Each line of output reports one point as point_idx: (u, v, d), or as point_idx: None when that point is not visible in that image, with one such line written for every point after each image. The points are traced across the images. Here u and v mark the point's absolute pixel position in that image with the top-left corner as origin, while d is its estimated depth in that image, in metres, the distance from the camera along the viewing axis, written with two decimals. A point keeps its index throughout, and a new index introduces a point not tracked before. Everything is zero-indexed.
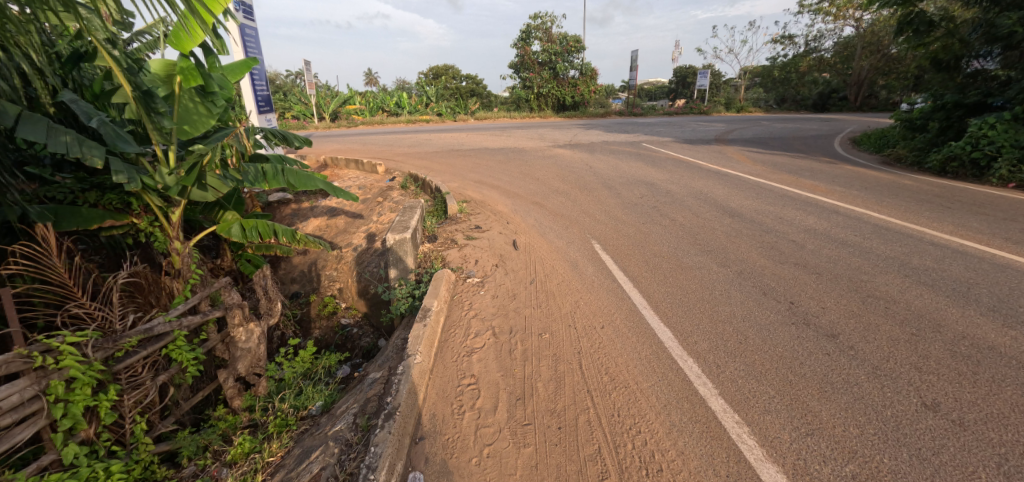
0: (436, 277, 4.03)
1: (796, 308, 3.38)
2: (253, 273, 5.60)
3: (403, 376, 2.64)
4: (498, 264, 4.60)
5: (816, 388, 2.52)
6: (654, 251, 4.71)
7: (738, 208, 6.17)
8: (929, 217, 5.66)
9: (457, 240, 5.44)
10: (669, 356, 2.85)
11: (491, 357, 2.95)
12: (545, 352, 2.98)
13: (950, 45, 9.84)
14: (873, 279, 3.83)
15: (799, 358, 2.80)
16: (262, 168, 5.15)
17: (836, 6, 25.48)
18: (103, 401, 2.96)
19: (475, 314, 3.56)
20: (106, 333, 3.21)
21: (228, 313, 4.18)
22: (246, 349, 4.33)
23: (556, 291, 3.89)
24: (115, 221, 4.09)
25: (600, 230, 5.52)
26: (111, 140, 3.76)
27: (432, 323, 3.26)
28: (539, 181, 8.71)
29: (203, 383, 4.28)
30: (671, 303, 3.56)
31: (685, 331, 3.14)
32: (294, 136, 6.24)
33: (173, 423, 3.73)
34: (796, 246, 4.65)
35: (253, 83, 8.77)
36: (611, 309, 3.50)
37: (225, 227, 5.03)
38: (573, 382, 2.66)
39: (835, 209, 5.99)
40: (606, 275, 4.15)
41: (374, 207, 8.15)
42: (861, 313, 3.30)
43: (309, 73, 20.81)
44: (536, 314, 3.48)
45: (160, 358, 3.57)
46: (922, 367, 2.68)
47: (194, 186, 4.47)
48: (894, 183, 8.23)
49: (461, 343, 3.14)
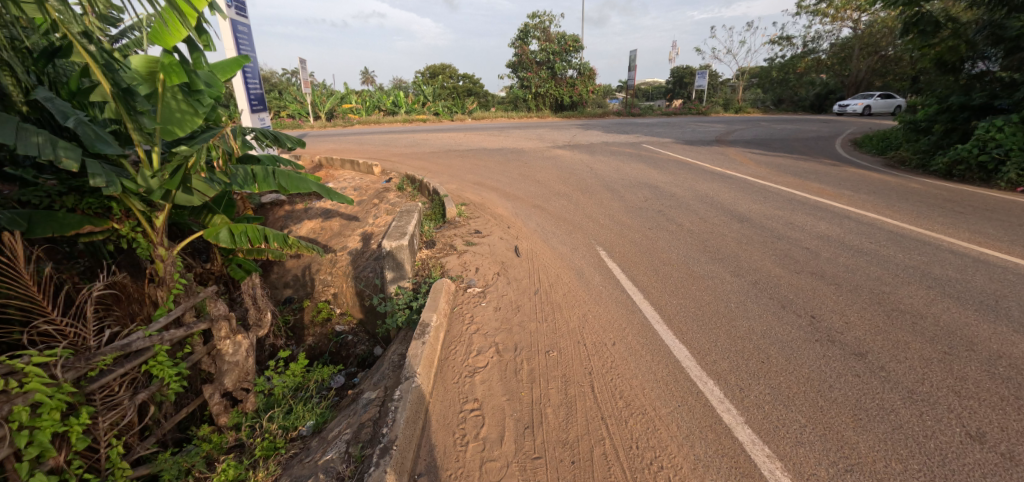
0: (435, 287, 3.79)
1: (818, 323, 3.18)
2: (243, 279, 5.37)
3: (400, 404, 2.41)
4: (500, 272, 4.39)
5: (850, 415, 2.32)
6: (662, 258, 4.51)
7: (746, 213, 5.98)
8: (943, 223, 5.49)
9: (456, 245, 5.22)
10: (688, 378, 2.64)
11: (495, 378, 2.73)
12: (553, 372, 2.76)
13: (956, 47, 9.58)
14: (896, 291, 3.63)
15: (828, 380, 2.59)
16: (252, 170, 4.89)
17: (835, 7, 25.33)
18: (74, 425, 2.73)
19: (477, 328, 3.34)
20: (78, 351, 2.99)
21: (213, 325, 3.94)
22: (233, 363, 4.09)
23: (563, 303, 3.67)
24: (95, 227, 3.85)
25: (605, 236, 5.32)
26: (89, 141, 3.52)
27: (431, 340, 3.03)
28: (539, 183, 8.49)
29: (188, 399, 4.03)
30: (684, 317, 3.35)
31: (702, 349, 2.93)
32: (286, 137, 6.00)
33: (154, 444, 3.50)
34: (811, 254, 4.46)
35: (245, 81, 8.52)
36: (621, 323, 3.28)
37: (212, 233, 4.72)
38: (586, 408, 2.45)
39: (846, 214, 5.81)
40: (614, 285, 3.94)
41: (370, 209, 7.90)
42: (887, 329, 3.09)
43: (304, 71, 20.51)
44: (542, 329, 3.26)
45: (140, 375, 3.35)
46: (961, 390, 2.48)
47: (179, 190, 4.22)
48: (900, 187, 8.08)
49: (462, 363, 2.92)
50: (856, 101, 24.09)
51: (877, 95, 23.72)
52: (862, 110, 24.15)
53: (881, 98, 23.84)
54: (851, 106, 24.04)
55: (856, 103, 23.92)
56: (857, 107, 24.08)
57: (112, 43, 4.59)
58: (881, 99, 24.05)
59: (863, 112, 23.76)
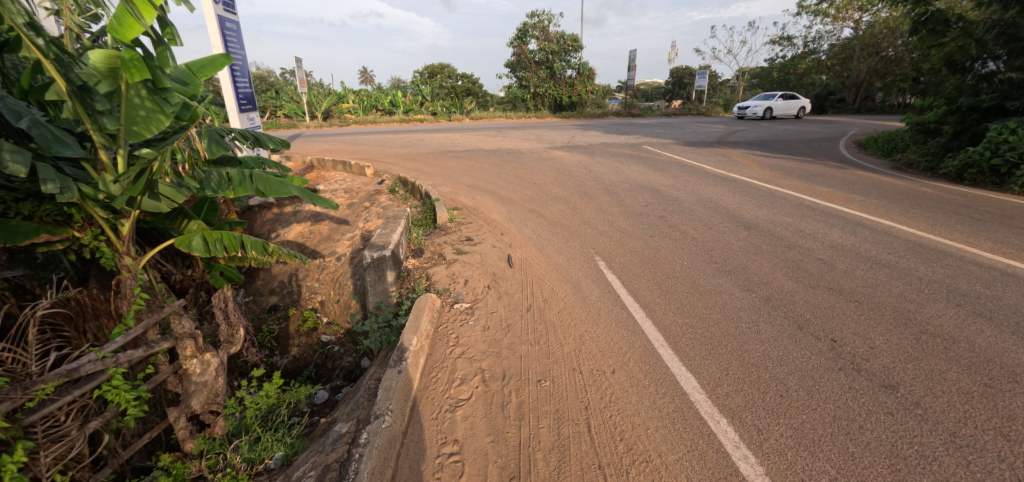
0: (417, 305, 3.46)
1: (840, 349, 2.89)
2: (224, 288, 5.08)
3: (365, 450, 2.08)
4: (490, 286, 4.06)
5: (888, 466, 2.01)
6: (666, 270, 4.19)
7: (753, 219, 5.68)
8: (962, 231, 5.20)
9: (446, 254, 4.89)
10: (697, 415, 2.34)
11: (479, 415, 2.42)
12: (544, 407, 2.45)
13: (966, 46, 9.29)
14: (922, 310, 3.34)
15: (857, 420, 2.31)
16: (227, 173, 4.53)
17: (836, 6, 24.95)
18: (7, 464, 2.39)
19: (462, 352, 3.02)
20: (16, 380, 2.68)
21: (178, 344, 3.59)
22: (201, 383, 3.76)
23: (557, 321, 3.35)
24: (51, 236, 3.54)
25: (605, 244, 5.01)
26: (45, 143, 3.20)
27: (409, 367, 2.71)
28: (536, 186, 8.18)
29: (152, 423, 3.71)
30: (692, 340, 3.03)
31: (713, 379, 2.63)
32: (267, 138, 5.66)
33: (108, 476, 3.18)
34: (825, 267, 4.15)
35: (233, 79, 8.17)
36: (621, 347, 2.98)
37: (184, 240, 4.29)
38: (580, 453, 2.13)
39: (859, 221, 5.51)
40: (613, 301, 3.62)
41: (360, 212, 7.54)
42: (918, 356, 2.81)
43: (300, 70, 20.09)
44: (535, 354, 2.95)
45: (92, 401, 3.03)
46: (1009, 432, 2.17)
47: (144, 196, 3.87)
48: (911, 191, 7.76)
49: (443, 394, 2.60)
50: (758, 103, 22.38)
51: (778, 94, 22.25)
52: (764, 114, 22.49)
53: (781, 99, 22.38)
54: (754, 107, 22.13)
55: (758, 105, 22.12)
56: (759, 109, 22.30)
57: (92, 41, 4.31)
58: (782, 100, 22.60)
59: (765, 116, 22.40)
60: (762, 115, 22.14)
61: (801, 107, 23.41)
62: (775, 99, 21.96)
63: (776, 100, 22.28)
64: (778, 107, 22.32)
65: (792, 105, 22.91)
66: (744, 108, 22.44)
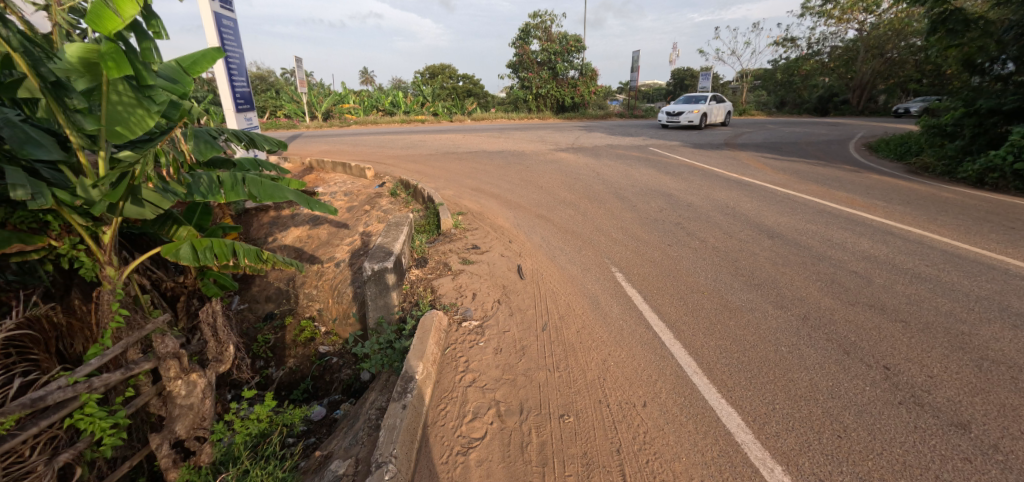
0: (423, 325, 3.15)
1: (895, 377, 2.59)
2: (217, 297, 4.56)
3: None
4: (500, 300, 3.76)
5: None
6: (689, 284, 3.89)
7: (775, 226, 5.38)
8: (998, 241, 4.90)
9: (451, 264, 4.58)
10: (747, 461, 2.04)
11: (496, 458, 2.11)
12: (570, 450, 2.15)
13: (985, 47, 9.04)
14: (977, 332, 3.04)
15: (931, 468, 2.00)
16: (218, 176, 4.18)
17: (841, 7, 24.61)
18: None
19: (473, 378, 2.72)
20: None
21: (159, 364, 3.28)
22: (186, 406, 3.44)
23: (576, 343, 3.04)
24: (25, 245, 3.19)
25: (620, 254, 4.71)
26: (17, 143, 2.90)
27: (415, 402, 2.39)
28: (542, 190, 7.89)
29: (133, 450, 3.38)
30: (728, 366, 2.73)
31: (758, 414, 2.33)
32: (262, 139, 5.32)
33: None
34: (862, 281, 3.83)
35: (229, 77, 7.84)
36: (650, 374, 2.68)
37: (171, 249, 3.96)
38: None
39: (887, 229, 5.21)
40: (636, 320, 3.31)
41: (360, 216, 7.23)
42: (984, 388, 2.50)
43: (300, 70, 19.76)
44: (555, 382, 2.64)
45: (61, 432, 2.71)
46: None
47: (127, 201, 3.53)
48: (932, 196, 7.48)
49: (455, 431, 2.30)
50: (687, 106, 18.24)
51: (708, 96, 18.69)
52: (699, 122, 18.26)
53: (712, 101, 18.76)
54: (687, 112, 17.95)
55: (693, 109, 17.97)
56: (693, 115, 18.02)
57: (81, 38, 4.00)
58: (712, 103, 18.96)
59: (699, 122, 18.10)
60: (696, 122, 18.08)
61: (724, 110, 19.74)
62: (708, 103, 18.28)
63: (707, 101, 18.46)
64: (710, 110, 18.37)
65: (722, 110, 19.36)
66: (676, 113, 17.93)
